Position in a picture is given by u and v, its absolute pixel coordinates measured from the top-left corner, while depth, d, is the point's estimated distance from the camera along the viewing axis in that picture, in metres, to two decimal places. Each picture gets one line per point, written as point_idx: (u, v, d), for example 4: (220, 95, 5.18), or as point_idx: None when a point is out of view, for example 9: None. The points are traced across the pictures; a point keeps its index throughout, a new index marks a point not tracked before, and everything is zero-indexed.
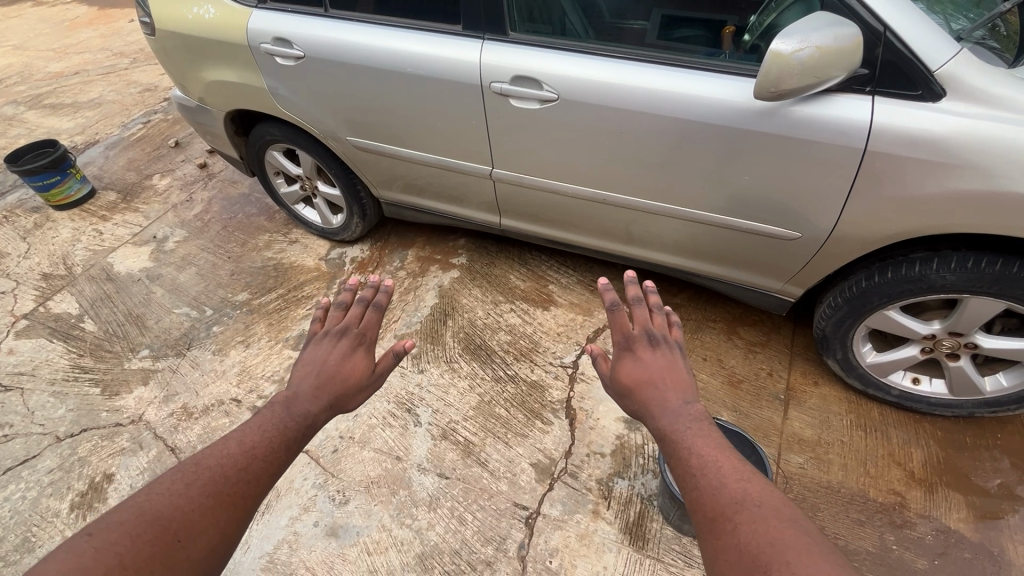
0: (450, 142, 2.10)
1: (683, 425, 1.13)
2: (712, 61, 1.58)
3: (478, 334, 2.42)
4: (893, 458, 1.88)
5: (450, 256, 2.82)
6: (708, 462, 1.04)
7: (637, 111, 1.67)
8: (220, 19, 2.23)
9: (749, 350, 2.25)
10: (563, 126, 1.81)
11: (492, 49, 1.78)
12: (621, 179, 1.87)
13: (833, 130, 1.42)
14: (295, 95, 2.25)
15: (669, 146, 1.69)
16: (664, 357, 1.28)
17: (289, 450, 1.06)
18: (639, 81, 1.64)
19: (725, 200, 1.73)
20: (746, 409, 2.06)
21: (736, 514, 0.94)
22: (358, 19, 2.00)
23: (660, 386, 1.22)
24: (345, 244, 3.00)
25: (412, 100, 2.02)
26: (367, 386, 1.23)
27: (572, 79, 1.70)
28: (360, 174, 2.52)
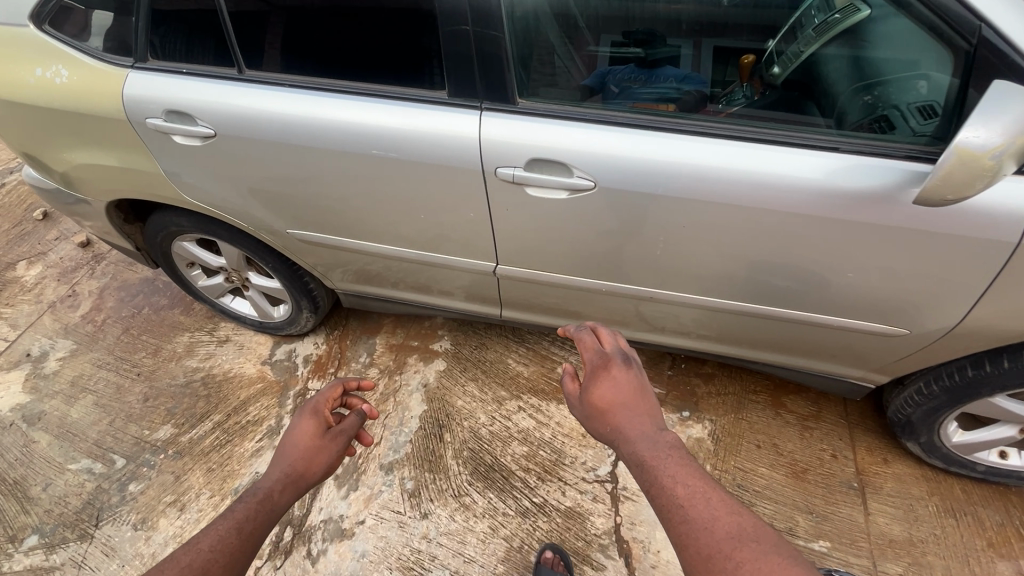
0: (435, 233, 1.59)
1: (662, 454, 0.90)
2: (793, 131, 1.23)
3: (487, 450, 1.97)
4: (995, 549, 1.65)
5: (430, 341, 2.34)
6: (696, 493, 0.83)
7: (704, 198, 1.28)
8: (80, 86, 1.57)
9: (802, 428, 1.96)
10: (600, 217, 1.38)
11: (492, 122, 1.31)
12: (672, 272, 1.48)
13: (979, 221, 1.13)
14: (211, 182, 1.65)
15: (744, 235, 1.33)
16: (639, 379, 1.05)
17: (249, 529, 0.94)
18: (707, 159, 1.24)
19: (809, 294, 1.40)
20: (822, 509, 1.76)
21: (737, 557, 0.75)
22: (295, 84, 1.43)
23: (631, 407, 0.99)
24: (293, 337, 2.41)
25: (379, 189, 1.51)
26: (326, 443, 1.16)
27: (615, 159, 1.27)
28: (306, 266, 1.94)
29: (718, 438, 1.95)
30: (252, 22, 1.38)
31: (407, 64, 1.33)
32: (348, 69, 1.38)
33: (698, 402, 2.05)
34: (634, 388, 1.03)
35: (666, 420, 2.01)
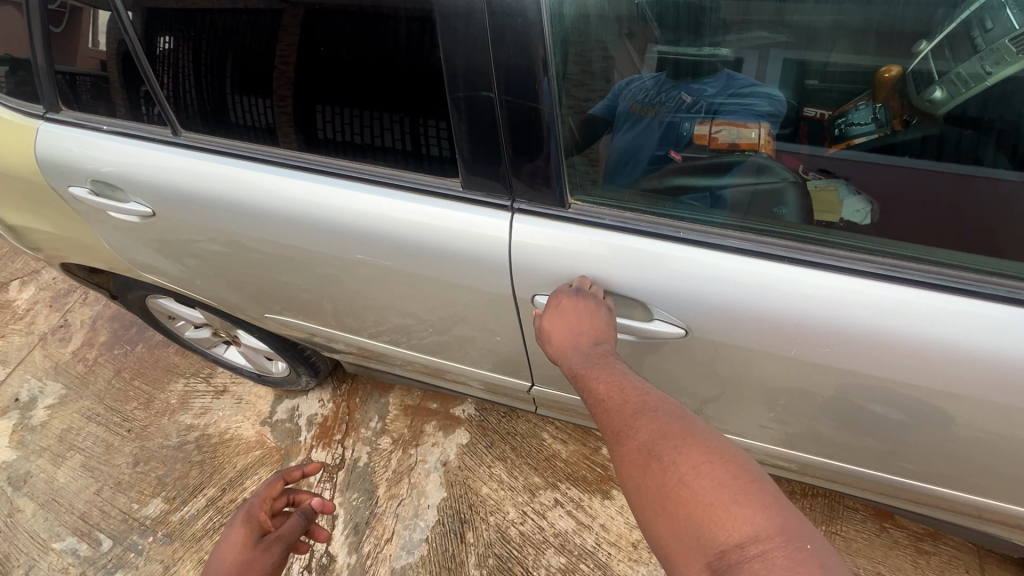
0: (461, 328, 1.28)
1: (594, 366, 0.94)
2: (962, 267, 0.92)
3: (518, 558, 1.64)
4: None
5: (451, 404, 1.99)
6: (617, 396, 0.87)
7: (829, 346, 1.00)
8: (17, 146, 1.27)
9: (916, 552, 1.55)
10: (697, 353, 1.11)
11: (551, 240, 1.03)
12: (784, 410, 1.18)
13: None
14: (190, 257, 1.35)
15: (867, 379, 1.03)
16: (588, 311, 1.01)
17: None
18: (849, 303, 0.96)
19: (936, 439, 1.09)
20: None
21: (637, 425, 0.81)
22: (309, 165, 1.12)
23: (574, 330, 0.99)
24: (296, 392, 2.11)
25: (394, 289, 1.23)
26: (256, 556, 0.96)
27: (724, 301, 1.00)
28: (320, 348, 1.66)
29: None
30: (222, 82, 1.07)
31: (419, 147, 1.02)
32: (346, 147, 1.07)
33: None
34: (584, 315, 0.99)
35: None
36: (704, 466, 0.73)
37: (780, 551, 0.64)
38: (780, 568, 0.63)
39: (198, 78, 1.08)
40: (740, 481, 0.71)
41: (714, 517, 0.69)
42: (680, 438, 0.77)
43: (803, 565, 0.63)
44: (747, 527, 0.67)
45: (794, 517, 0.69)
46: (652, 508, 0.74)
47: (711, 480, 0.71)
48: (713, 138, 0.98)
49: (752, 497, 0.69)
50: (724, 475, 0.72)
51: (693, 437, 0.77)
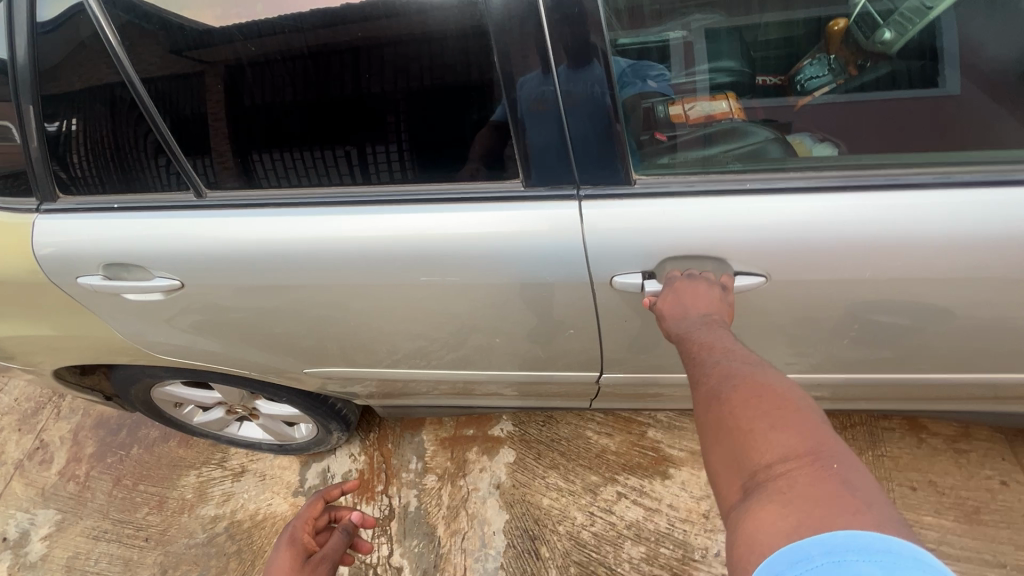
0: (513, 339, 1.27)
1: (693, 327, 0.91)
2: (1000, 162, 1.00)
3: (599, 560, 1.62)
4: None
5: (488, 425, 1.96)
6: (701, 344, 0.87)
7: (894, 266, 1.04)
8: (3, 246, 1.16)
9: (955, 453, 1.66)
10: (764, 306, 1.13)
11: (624, 212, 1.03)
12: (847, 342, 1.22)
13: None
14: (212, 326, 1.26)
15: (928, 291, 1.08)
16: (709, 291, 0.97)
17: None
18: (914, 217, 1.00)
19: (989, 333, 1.17)
20: (1016, 558, 1.47)
21: (708, 370, 0.81)
22: (343, 199, 1.07)
23: (680, 300, 0.96)
24: (323, 453, 2.00)
25: (454, 311, 1.19)
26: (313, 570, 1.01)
27: (803, 239, 1.02)
28: (354, 395, 1.57)
29: None
30: (238, 131, 1.01)
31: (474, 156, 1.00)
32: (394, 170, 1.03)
33: None
34: (699, 293, 0.97)
35: None
36: (754, 401, 0.72)
37: (805, 469, 0.63)
38: (801, 483, 0.61)
39: (218, 135, 1.02)
40: (788, 415, 0.70)
41: (752, 440, 0.69)
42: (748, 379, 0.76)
43: (824, 483, 0.61)
44: (778, 450, 0.66)
45: (838, 451, 0.65)
46: (706, 440, 0.75)
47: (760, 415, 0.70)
48: (688, 115, 1.08)
49: (798, 430, 0.67)
50: (771, 409, 0.71)
51: (757, 379, 0.76)
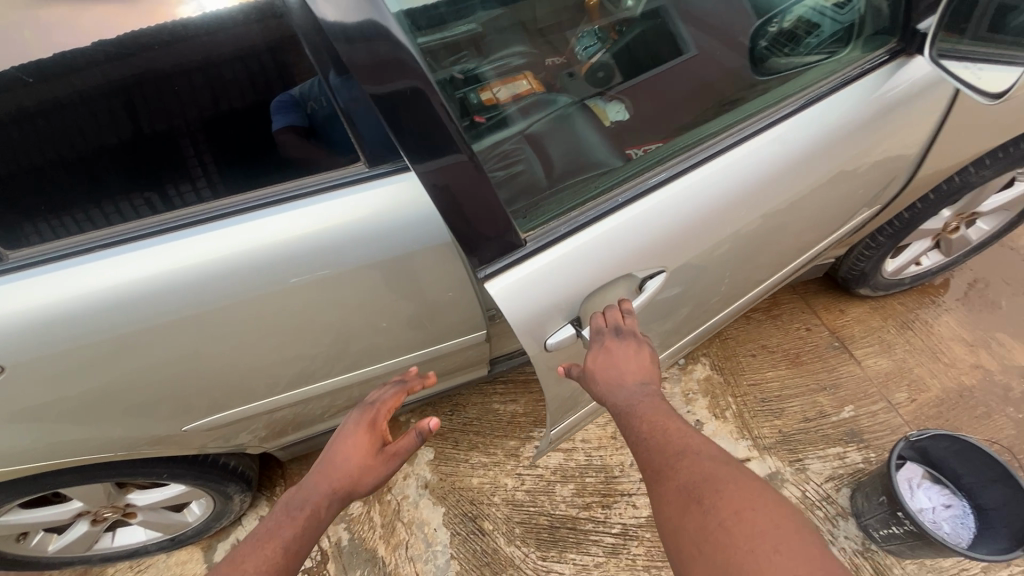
0: (397, 330, 1.25)
1: (639, 402, 0.93)
2: (768, 107, 1.19)
3: (538, 511, 1.72)
4: (944, 337, 1.96)
5: (399, 434, 1.94)
6: (656, 429, 0.86)
7: (740, 215, 1.18)
8: None
9: (772, 318, 2.08)
10: (666, 294, 1.20)
11: (541, 269, 0.96)
12: (723, 284, 1.37)
13: (920, 95, 1.27)
14: (49, 412, 1.06)
15: (764, 220, 1.25)
16: (638, 354, 1.00)
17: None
18: (742, 179, 1.13)
19: (805, 229, 1.40)
20: (830, 379, 1.90)
21: (674, 455, 0.81)
22: (169, 227, 0.96)
23: (615, 369, 0.98)
24: (227, 528, 1.81)
25: (327, 314, 1.12)
26: (376, 464, 0.99)
27: (681, 222, 1.09)
28: (243, 445, 1.43)
29: (720, 369, 1.96)
30: (30, 184, 0.86)
31: (298, 153, 0.95)
32: (209, 184, 0.94)
33: None
34: (627, 355, 1.00)
35: (671, 375, 1.96)
36: (743, 511, 0.69)
37: None
38: None
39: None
40: (784, 531, 0.67)
41: (745, 557, 0.65)
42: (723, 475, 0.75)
43: None
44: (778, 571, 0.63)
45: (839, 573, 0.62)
46: (681, 547, 0.72)
47: (748, 524, 0.68)
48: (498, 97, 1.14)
49: (794, 545, 0.65)
50: (763, 521, 0.68)
51: (735, 481, 0.74)
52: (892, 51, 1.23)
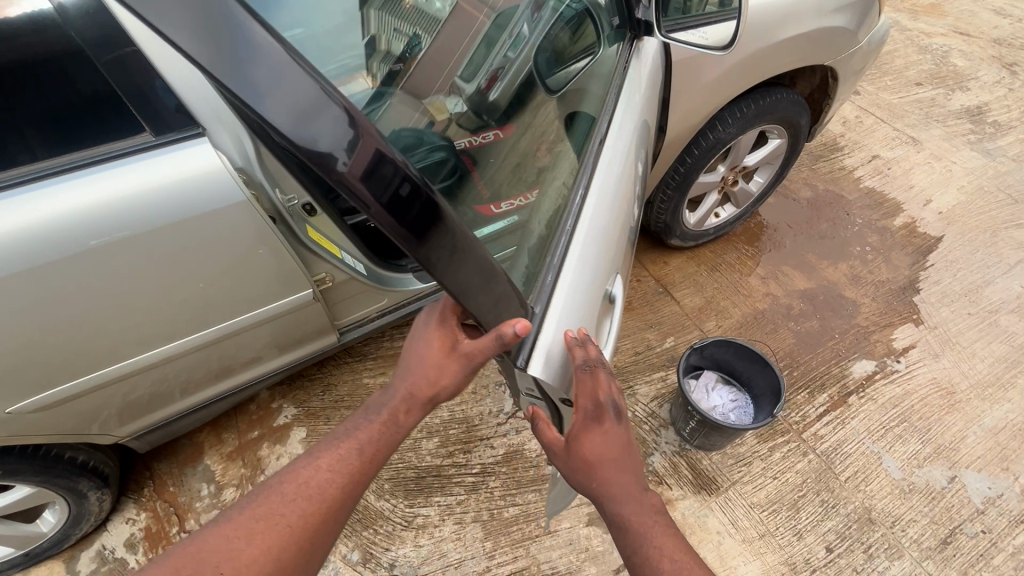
0: (220, 290, 1.34)
1: (647, 519, 0.93)
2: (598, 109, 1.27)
3: (405, 466, 1.86)
4: (745, 273, 2.35)
5: (271, 420, 2.01)
6: (680, 563, 0.89)
7: (632, 201, 1.25)
8: None
9: None
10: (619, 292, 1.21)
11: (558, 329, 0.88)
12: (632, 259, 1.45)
13: (656, 68, 1.49)
14: None
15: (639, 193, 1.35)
16: (627, 435, 0.94)
17: (280, 513, 0.83)
18: (629, 171, 1.20)
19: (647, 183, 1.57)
20: (655, 318, 2.21)
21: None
22: None
23: (615, 468, 0.93)
24: (90, 537, 1.77)
25: (138, 276, 1.20)
26: (451, 363, 0.85)
27: (614, 229, 1.10)
28: (87, 431, 1.46)
29: None
30: None
31: (80, 124, 1.04)
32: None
33: None
34: (619, 445, 0.93)
35: None
36: None
37: None
38: None
39: None
40: None
41: None
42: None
43: None
44: None
45: None
46: None
47: None
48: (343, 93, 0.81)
49: None
50: None
51: None
52: (630, 39, 1.45)
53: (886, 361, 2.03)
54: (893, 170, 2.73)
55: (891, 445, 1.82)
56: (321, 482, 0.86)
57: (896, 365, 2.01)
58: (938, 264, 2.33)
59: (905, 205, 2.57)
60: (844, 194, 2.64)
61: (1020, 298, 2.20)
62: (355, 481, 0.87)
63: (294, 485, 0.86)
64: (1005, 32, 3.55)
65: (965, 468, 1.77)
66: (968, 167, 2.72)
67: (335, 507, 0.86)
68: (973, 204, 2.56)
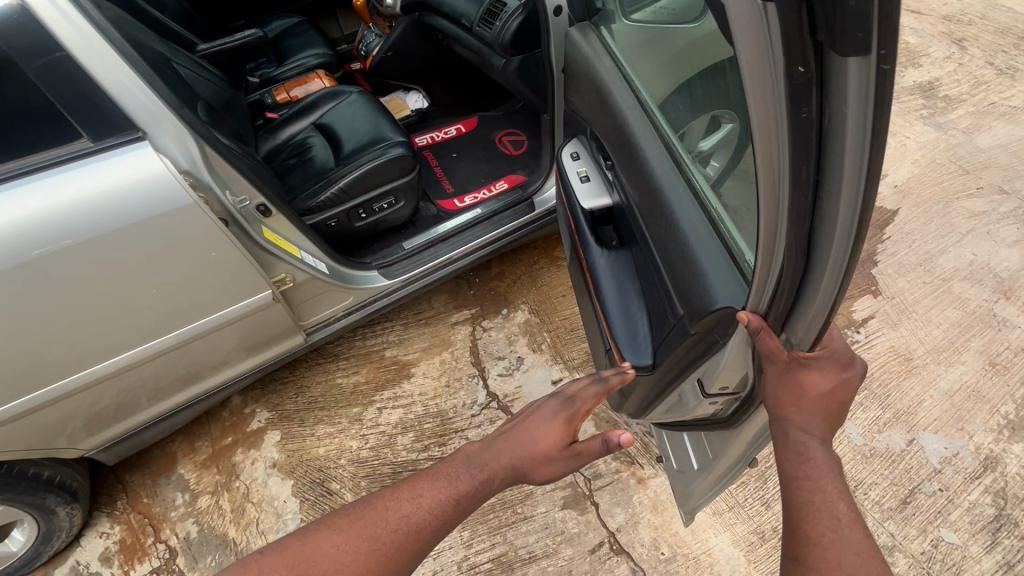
0: (177, 295, 1.33)
1: (825, 466, 0.85)
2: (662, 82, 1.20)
3: (381, 463, 1.88)
4: None
5: (245, 425, 2.00)
6: (852, 519, 0.80)
7: None
8: None
9: None
10: None
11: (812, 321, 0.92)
12: None
13: None
14: None
15: None
16: (847, 388, 0.91)
17: (381, 540, 0.86)
18: None
19: None
20: None
21: (843, 564, 0.75)
22: None
23: (820, 407, 0.89)
24: (62, 553, 1.75)
25: (88, 285, 1.19)
26: (559, 460, 1.01)
27: None
28: (51, 445, 1.44)
29: (537, 311, 2.22)
30: None
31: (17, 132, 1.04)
32: None
33: (508, 296, 2.27)
34: (830, 394, 0.90)
35: (495, 324, 2.19)
36: None
37: None
38: None
39: None
40: None
41: None
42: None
43: None
44: None
45: None
46: None
47: None
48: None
49: None
50: None
51: None
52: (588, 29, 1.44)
53: (847, 332, 2.09)
54: None
55: (853, 413, 1.88)
56: (420, 521, 0.89)
57: (856, 336, 2.07)
58: (894, 237, 2.40)
59: None
60: None
61: (972, 264, 2.28)
62: (450, 525, 0.91)
63: (396, 515, 0.89)
64: (954, 7, 3.63)
65: (923, 430, 1.83)
66: (921, 141, 2.79)
67: (426, 540, 0.89)
68: (927, 176, 2.63)
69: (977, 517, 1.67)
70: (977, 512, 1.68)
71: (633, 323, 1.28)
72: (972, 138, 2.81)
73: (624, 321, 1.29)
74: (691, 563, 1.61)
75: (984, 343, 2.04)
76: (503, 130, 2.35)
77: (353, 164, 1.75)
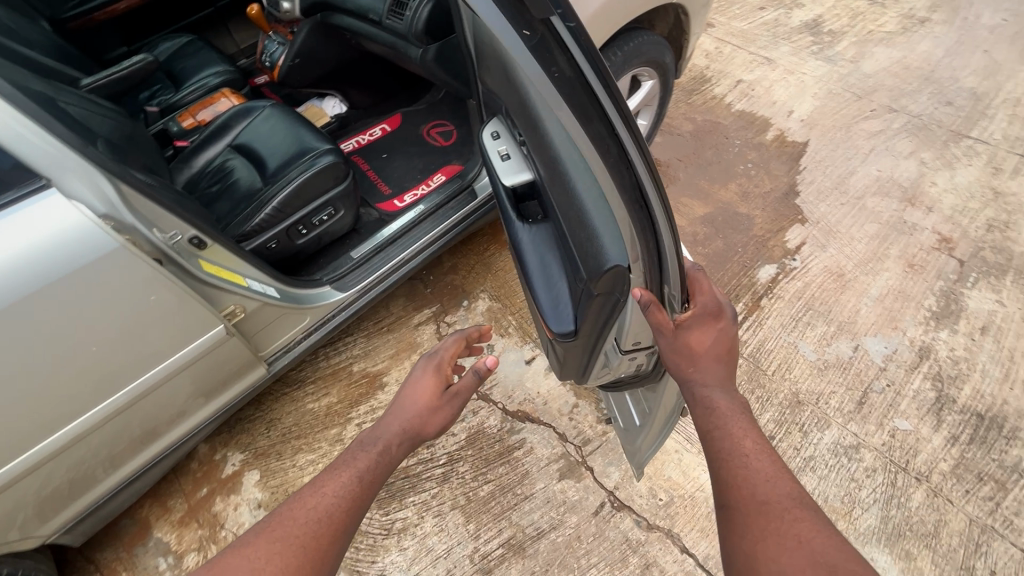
0: (120, 349, 1.24)
1: (733, 407, 0.92)
2: None
3: None
4: None
5: (219, 472, 1.89)
6: (757, 452, 0.84)
7: None
8: None
9: None
10: None
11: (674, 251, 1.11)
12: None
13: None
14: None
15: None
16: (731, 335, 1.03)
17: (295, 535, 0.81)
18: None
19: None
20: None
21: (756, 495, 0.78)
22: None
23: (708, 358, 1.00)
24: None
25: (16, 356, 1.08)
26: (443, 405, 1.10)
27: None
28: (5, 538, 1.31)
29: (497, 297, 2.22)
30: None
31: None
32: None
33: (466, 287, 2.26)
34: (718, 340, 1.02)
35: (459, 317, 2.18)
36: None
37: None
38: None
39: None
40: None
41: None
42: (810, 534, 0.71)
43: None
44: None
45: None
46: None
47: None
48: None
49: None
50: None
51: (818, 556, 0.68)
52: None
53: (785, 261, 2.24)
54: (757, 90, 2.97)
55: (803, 333, 2.03)
56: (329, 506, 0.87)
57: (794, 263, 2.22)
58: (809, 166, 2.59)
59: (772, 119, 2.81)
60: (720, 120, 2.84)
61: (879, 180, 2.50)
62: (363, 496, 0.90)
63: (300, 510, 0.85)
64: None
65: (864, 336, 2.01)
66: (817, 75, 3.00)
67: (345, 518, 0.86)
68: (827, 107, 2.84)
69: (922, 402, 1.86)
70: (921, 397, 1.87)
71: (556, 289, 1.32)
72: (859, 66, 3.05)
73: (547, 289, 1.34)
74: (687, 502, 1.70)
75: (901, 249, 2.25)
76: (429, 123, 2.32)
77: (283, 180, 1.67)
